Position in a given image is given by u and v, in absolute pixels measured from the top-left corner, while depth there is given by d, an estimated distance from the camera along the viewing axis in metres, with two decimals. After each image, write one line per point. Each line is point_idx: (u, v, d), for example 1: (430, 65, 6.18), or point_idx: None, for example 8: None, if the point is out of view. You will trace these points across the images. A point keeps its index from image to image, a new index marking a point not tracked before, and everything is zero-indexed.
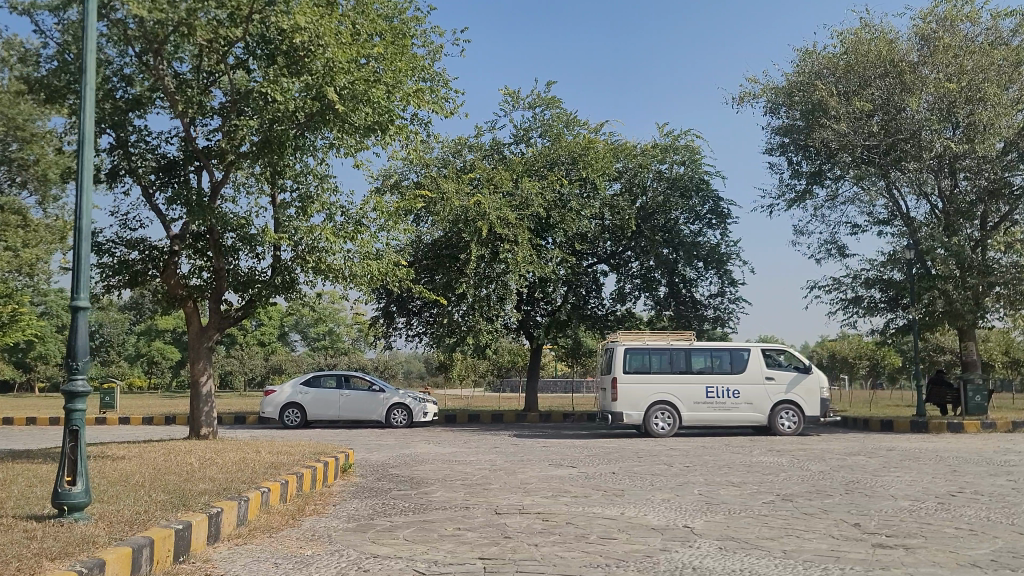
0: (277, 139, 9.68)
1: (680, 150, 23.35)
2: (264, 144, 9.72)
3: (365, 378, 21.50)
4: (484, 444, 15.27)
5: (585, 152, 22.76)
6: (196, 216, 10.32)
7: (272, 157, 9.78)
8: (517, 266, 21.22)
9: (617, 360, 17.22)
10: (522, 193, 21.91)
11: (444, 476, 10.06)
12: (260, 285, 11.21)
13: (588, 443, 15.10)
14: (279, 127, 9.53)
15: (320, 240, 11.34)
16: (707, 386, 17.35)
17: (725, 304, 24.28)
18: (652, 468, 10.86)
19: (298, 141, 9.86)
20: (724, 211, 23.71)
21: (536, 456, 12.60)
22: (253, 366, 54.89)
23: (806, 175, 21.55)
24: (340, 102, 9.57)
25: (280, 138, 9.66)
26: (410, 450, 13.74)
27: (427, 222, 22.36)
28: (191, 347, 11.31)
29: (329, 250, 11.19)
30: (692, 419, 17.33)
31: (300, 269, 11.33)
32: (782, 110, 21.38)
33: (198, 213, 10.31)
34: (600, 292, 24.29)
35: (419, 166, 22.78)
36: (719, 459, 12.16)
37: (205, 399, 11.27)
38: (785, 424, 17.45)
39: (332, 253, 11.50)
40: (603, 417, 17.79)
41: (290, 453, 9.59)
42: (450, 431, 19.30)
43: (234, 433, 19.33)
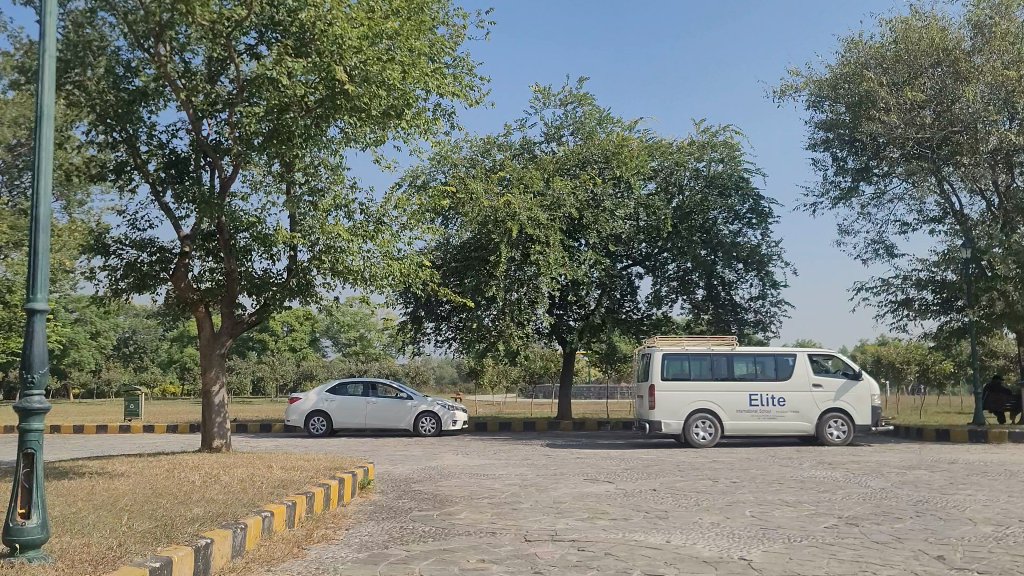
0: (286, 130, 9.06)
1: (718, 147, 22.42)
2: (272, 135, 9.11)
3: (392, 385, 20.86)
4: (515, 455, 14.52)
5: (618, 150, 21.95)
6: (204, 214, 9.66)
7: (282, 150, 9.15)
8: (548, 268, 20.47)
9: (654, 367, 16.39)
10: (553, 193, 21.16)
11: (470, 494, 9.30)
12: (274, 288, 10.55)
13: (625, 455, 14.28)
14: (288, 116, 8.92)
15: (339, 241, 10.66)
16: (751, 394, 16.45)
17: (767, 308, 23.29)
18: (696, 485, 10.01)
19: (310, 133, 9.22)
20: (765, 211, 22.73)
21: (569, 470, 11.80)
22: (284, 372, 54.66)
23: (852, 171, 20.54)
24: (353, 89, 8.94)
25: (290, 129, 9.04)
26: (437, 463, 13.01)
27: (456, 224, 21.69)
28: (202, 354, 10.65)
29: (349, 252, 10.49)
30: (734, 428, 16.43)
31: (317, 271, 10.65)
32: (825, 104, 20.48)
33: (207, 211, 9.63)
34: (635, 296, 23.43)
35: (446, 164, 22.12)
36: (767, 474, 11.28)
37: (217, 410, 10.60)
38: (834, 434, 16.45)
39: (351, 254, 10.79)
40: (640, 426, 16.95)
41: (304, 468, 8.88)
42: (480, 441, 18.56)
43: (258, 441, 18.78)
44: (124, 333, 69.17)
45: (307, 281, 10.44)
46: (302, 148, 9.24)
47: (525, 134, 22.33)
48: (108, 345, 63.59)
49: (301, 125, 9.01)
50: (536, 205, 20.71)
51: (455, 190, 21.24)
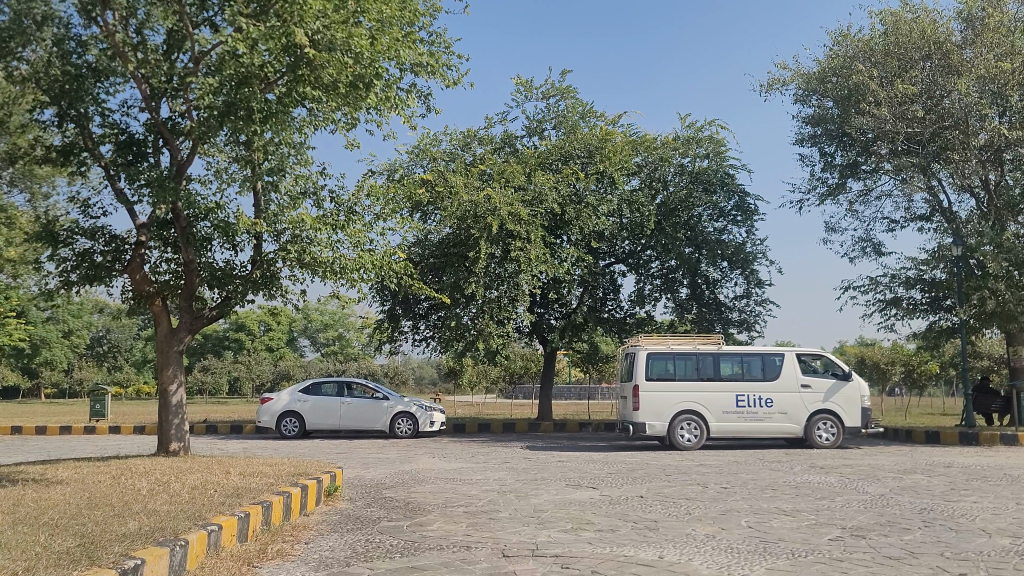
0: (242, 103, 8.52)
1: (704, 142, 21.91)
2: (227, 110, 8.56)
3: (367, 385, 20.18)
4: (494, 458, 13.90)
5: (601, 145, 21.38)
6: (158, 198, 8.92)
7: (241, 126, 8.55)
8: (529, 265, 19.86)
9: (638, 366, 15.84)
10: (535, 187, 20.57)
11: (444, 502, 8.67)
12: (236, 281, 9.85)
13: (608, 459, 13.70)
14: (245, 88, 8.40)
15: (307, 231, 9.98)
16: (737, 395, 15.92)
17: (753, 308, 22.80)
18: (685, 492, 9.44)
19: (268, 109, 8.60)
20: (750, 208, 22.24)
21: (551, 474, 11.19)
22: (260, 372, 53.74)
23: (840, 168, 20.06)
24: (316, 57, 8.37)
25: (246, 102, 8.49)
26: (412, 466, 12.36)
27: (435, 219, 21.05)
28: (159, 351, 9.91)
29: (320, 244, 9.80)
30: (720, 430, 15.89)
31: (283, 263, 9.96)
32: (813, 99, 20.03)
33: (163, 196, 8.88)
34: (618, 295, 22.87)
35: (424, 157, 21.49)
36: (758, 479, 10.72)
37: (175, 411, 9.86)
38: (823, 436, 15.94)
39: (319, 245, 10.10)
40: (623, 427, 16.40)
41: (265, 475, 8.21)
42: (458, 443, 17.95)
43: (228, 443, 18.06)
44: (98, 332, 67.94)
45: (275, 275, 9.76)
46: (262, 123, 8.62)
47: (506, 127, 21.72)
48: (81, 345, 62.30)
49: (258, 99, 8.47)
50: (517, 200, 20.09)
51: (434, 184, 20.58)
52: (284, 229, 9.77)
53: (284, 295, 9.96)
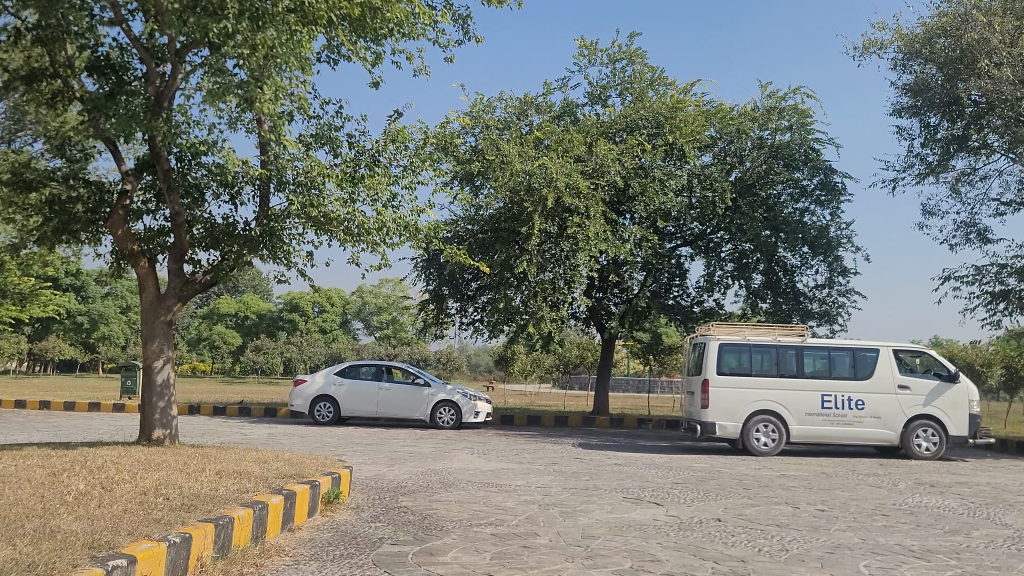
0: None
1: (786, 113, 19.75)
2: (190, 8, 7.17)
3: (408, 370, 18.61)
4: (540, 458, 12.17)
5: (671, 115, 19.36)
6: (128, 130, 7.32)
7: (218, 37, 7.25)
8: (588, 243, 18.00)
9: (710, 359, 14.00)
10: (596, 158, 18.64)
11: (470, 518, 6.93)
12: (236, 240, 8.28)
13: (673, 464, 11.85)
14: None
15: (319, 185, 8.37)
16: (823, 395, 13.88)
17: (835, 298, 20.60)
18: (774, 517, 7.54)
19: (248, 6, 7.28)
20: (837, 187, 20.00)
21: (606, 483, 9.39)
22: (312, 354, 53.02)
23: (941, 143, 17.72)
24: None
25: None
26: (444, 465, 10.69)
27: (486, 192, 19.33)
28: (144, 321, 8.40)
29: (338, 201, 8.17)
30: (802, 435, 13.86)
31: (292, 221, 8.35)
32: (914, 65, 17.80)
33: (131, 126, 7.25)
34: (685, 280, 20.88)
35: (477, 125, 19.85)
36: (861, 500, 8.74)
37: (160, 392, 8.35)
38: (922, 446, 13.78)
39: (332, 202, 8.43)
40: (689, 427, 14.49)
41: (245, 477, 6.56)
42: (504, 436, 16.27)
43: (256, 427, 16.72)
44: None
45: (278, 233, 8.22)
46: (247, 25, 7.37)
47: (567, 94, 19.92)
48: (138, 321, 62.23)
49: None
50: (577, 171, 18.21)
51: (485, 154, 18.85)
52: (288, 179, 8.21)
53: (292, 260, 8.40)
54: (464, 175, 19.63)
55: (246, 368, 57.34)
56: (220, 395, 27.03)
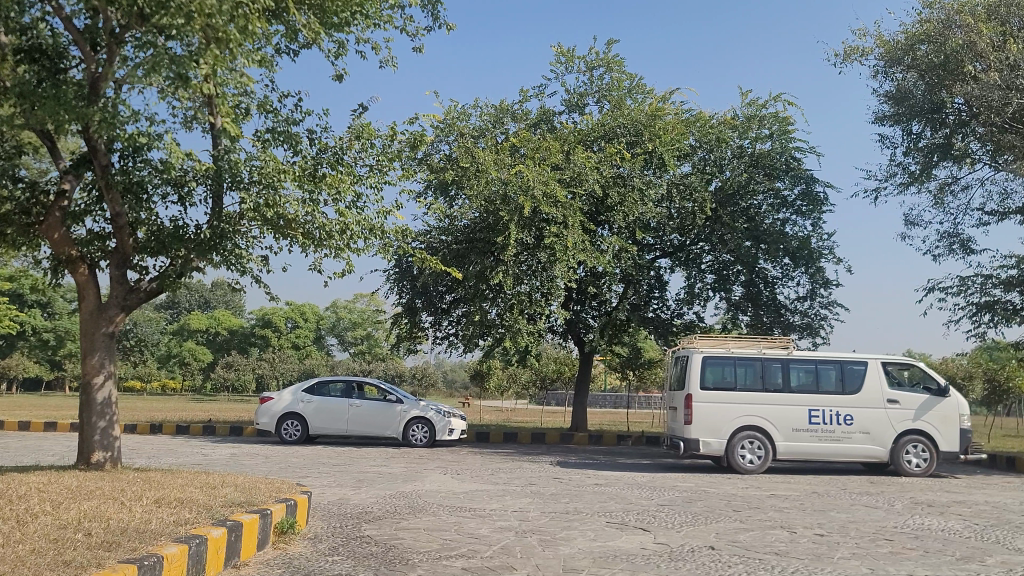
0: None
1: (767, 121, 19.35)
2: None
3: (379, 387, 17.89)
4: (517, 478, 11.53)
5: (650, 123, 18.89)
6: (59, 118, 6.64)
7: (163, 15, 6.63)
8: (565, 254, 17.41)
9: (693, 372, 13.45)
10: (574, 167, 18.10)
11: (439, 548, 6.27)
12: (182, 244, 7.58)
13: (657, 484, 11.25)
14: None
15: (275, 187, 7.71)
16: (810, 409, 13.36)
17: (817, 310, 20.17)
18: (771, 544, 6.94)
19: None
20: (819, 197, 19.59)
21: (587, 505, 8.76)
22: (285, 370, 52.06)
23: (923, 152, 17.36)
24: None
25: None
26: (414, 487, 10.02)
27: (460, 201, 18.73)
28: (83, 334, 7.67)
29: (296, 200, 7.51)
30: (789, 452, 13.32)
31: (245, 223, 7.68)
32: (897, 72, 17.47)
33: (60, 114, 6.58)
34: (664, 292, 20.37)
35: (451, 133, 19.30)
36: (860, 523, 8.17)
37: (100, 412, 7.62)
38: (912, 462, 13.27)
39: (289, 202, 7.77)
40: (672, 445, 13.90)
41: (185, 506, 5.86)
42: (479, 455, 15.61)
43: (219, 447, 15.93)
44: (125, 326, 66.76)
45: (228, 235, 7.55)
46: None
47: (543, 101, 19.43)
48: None
49: None
50: (554, 179, 17.64)
51: (460, 163, 18.27)
52: (240, 177, 7.53)
53: (245, 265, 7.73)
54: (438, 184, 19.06)
55: (217, 386, 56.10)
56: (185, 414, 26.08)
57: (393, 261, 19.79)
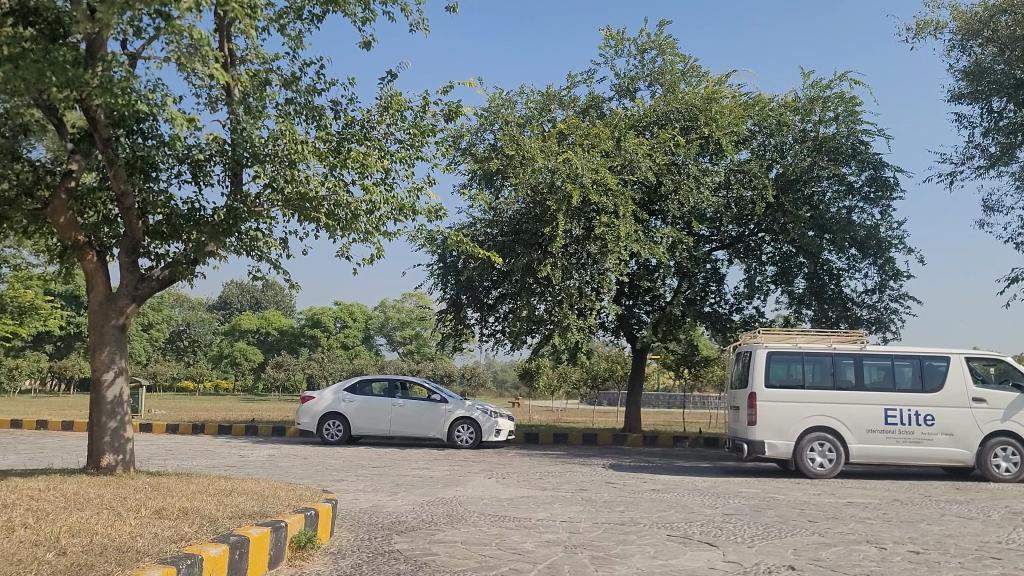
0: None
1: (832, 103, 18.22)
2: None
3: (424, 385, 17.21)
4: (567, 482, 10.69)
5: (706, 106, 17.90)
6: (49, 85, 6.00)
7: None
8: (618, 245, 16.55)
9: (757, 369, 12.48)
10: (625, 153, 17.17)
11: (476, 566, 5.48)
12: (194, 227, 6.96)
13: (720, 490, 10.32)
14: None
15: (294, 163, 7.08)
16: (887, 409, 12.29)
17: (887, 304, 18.94)
18: (860, 563, 6.01)
19: None
20: (888, 182, 18.38)
21: (644, 515, 7.91)
22: (333, 370, 52.00)
23: (1004, 133, 16.11)
24: None
25: None
26: (455, 493, 9.25)
27: (506, 191, 17.95)
28: (92, 327, 7.10)
29: (318, 176, 6.83)
30: (864, 455, 12.26)
31: (265, 203, 6.99)
32: (976, 45, 16.28)
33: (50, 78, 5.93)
34: (722, 286, 19.35)
35: (496, 121, 18.57)
36: (959, 538, 7.17)
37: (111, 412, 7.02)
38: (1001, 467, 12.12)
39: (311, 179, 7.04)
40: (734, 447, 12.93)
41: (187, 518, 5.16)
42: (527, 457, 14.82)
43: (259, 448, 15.39)
44: (178, 326, 67.57)
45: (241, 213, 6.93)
46: None
47: (592, 86, 18.59)
48: (160, 338, 61.55)
49: None
50: (604, 166, 16.76)
51: (505, 151, 17.52)
52: (257, 154, 6.90)
53: (261, 249, 7.11)
54: (483, 174, 18.34)
55: (267, 386, 56.27)
56: (229, 415, 25.75)
57: (438, 255, 19.12)
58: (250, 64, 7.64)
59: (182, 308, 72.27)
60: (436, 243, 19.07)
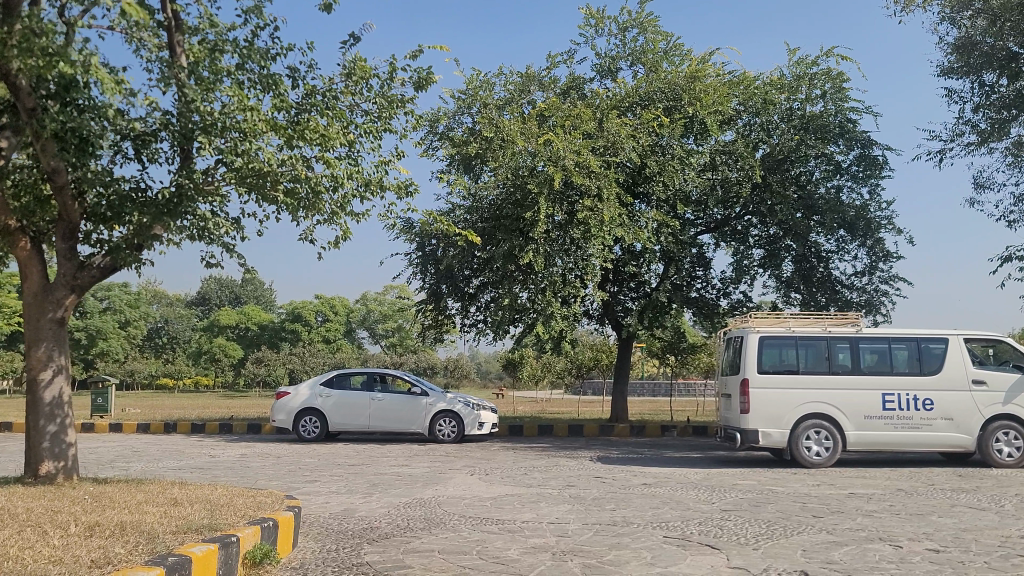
0: None
1: (820, 79, 17.70)
2: None
3: (404, 378, 16.59)
4: (554, 478, 10.11)
5: (690, 85, 17.32)
6: None
7: None
8: (601, 230, 15.97)
9: (749, 355, 11.94)
10: (607, 134, 16.56)
11: None
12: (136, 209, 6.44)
13: (715, 483, 9.79)
14: None
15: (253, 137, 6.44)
16: (885, 394, 11.80)
17: (877, 286, 18.50)
18: (875, 565, 5.47)
19: None
20: (877, 161, 17.89)
21: (637, 515, 7.35)
22: (314, 365, 51.30)
23: (996, 108, 15.66)
24: None
25: None
26: (435, 493, 8.65)
27: (485, 176, 17.31)
28: (27, 320, 6.74)
29: (282, 152, 6.17)
30: (862, 442, 11.78)
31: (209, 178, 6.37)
32: (965, 17, 15.79)
33: None
34: (708, 271, 18.83)
35: (474, 104, 17.92)
36: (977, 532, 6.65)
37: (49, 415, 6.66)
38: (1003, 452, 11.67)
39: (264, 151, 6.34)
40: (727, 436, 12.40)
41: (122, 536, 4.53)
42: (511, 451, 14.23)
43: (232, 447, 14.73)
44: (156, 323, 66.51)
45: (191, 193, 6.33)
46: None
47: (572, 66, 17.96)
48: (137, 336, 60.48)
49: None
50: (586, 147, 16.15)
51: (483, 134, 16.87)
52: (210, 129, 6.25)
53: (213, 230, 6.54)
54: (461, 160, 17.70)
55: (248, 382, 55.42)
56: (204, 413, 24.99)
57: (416, 244, 18.46)
58: (203, 33, 6.98)
59: (160, 304, 71.15)
60: (414, 231, 18.41)
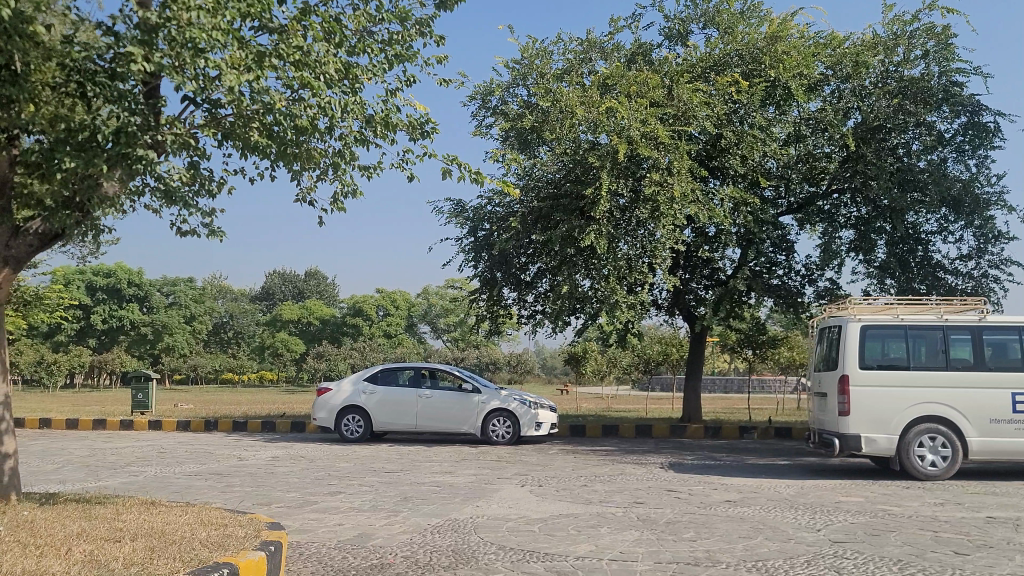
0: None
1: (921, 38, 15.68)
2: None
3: (454, 373, 15.16)
4: (619, 492, 8.52)
5: (771, 47, 15.52)
6: None
7: None
8: (671, 208, 14.26)
9: (848, 347, 10.16)
10: (678, 103, 14.86)
11: None
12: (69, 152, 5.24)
13: (814, 501, 8.10)
14: None
15: (252, 79, 5.51)
16: (1015, 394, 9.95)
17: (986, 271, 16.35)
18: None
19: None
20: (988, 129, 15.76)
21: (724, 549, 5.74)
22: (374, 359, 50.72)
23: None
24: None
25: None
26: (474, 512, 7.17)
27: (543, 150, 15.77)
28: None
29: (279, 95, 5.10)
30: (988, 452, 9.93)
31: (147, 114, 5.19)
32: None
33: None
34: (792, 256, 16.93)
35: (530, 74, 16.40)
36: None
37: None
38: None
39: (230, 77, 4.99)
40: (820, 443, 10.64)
41: None
42: (572, 455, 12.69)
43: (266, 448, 13.53)
44: (221, 318, 66.81)
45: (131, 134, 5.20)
46: None
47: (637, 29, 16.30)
48: (202, 331, 60.68)
49: None
50: (655, 115, 14.47)
51: (540, 105, 15.31)
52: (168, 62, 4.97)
53: (165, 181, 5.41)
54: (516, 136, 16.19)
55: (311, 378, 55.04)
56: (250, 408, 23.93)
57: (468, 229, 17.01)
58: None
59: (225, 299, 71.54)
60: (465, 215, 16.99)
